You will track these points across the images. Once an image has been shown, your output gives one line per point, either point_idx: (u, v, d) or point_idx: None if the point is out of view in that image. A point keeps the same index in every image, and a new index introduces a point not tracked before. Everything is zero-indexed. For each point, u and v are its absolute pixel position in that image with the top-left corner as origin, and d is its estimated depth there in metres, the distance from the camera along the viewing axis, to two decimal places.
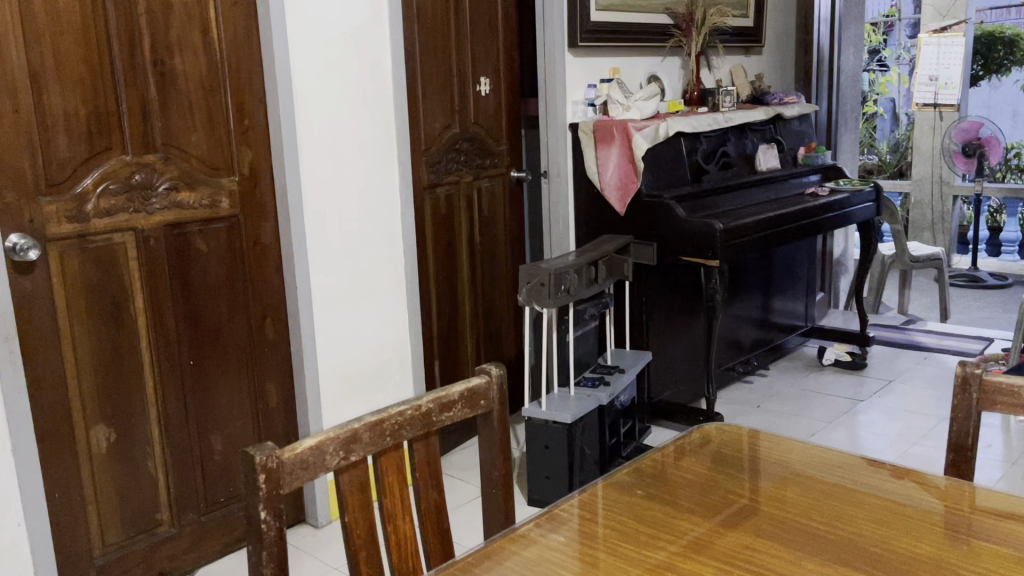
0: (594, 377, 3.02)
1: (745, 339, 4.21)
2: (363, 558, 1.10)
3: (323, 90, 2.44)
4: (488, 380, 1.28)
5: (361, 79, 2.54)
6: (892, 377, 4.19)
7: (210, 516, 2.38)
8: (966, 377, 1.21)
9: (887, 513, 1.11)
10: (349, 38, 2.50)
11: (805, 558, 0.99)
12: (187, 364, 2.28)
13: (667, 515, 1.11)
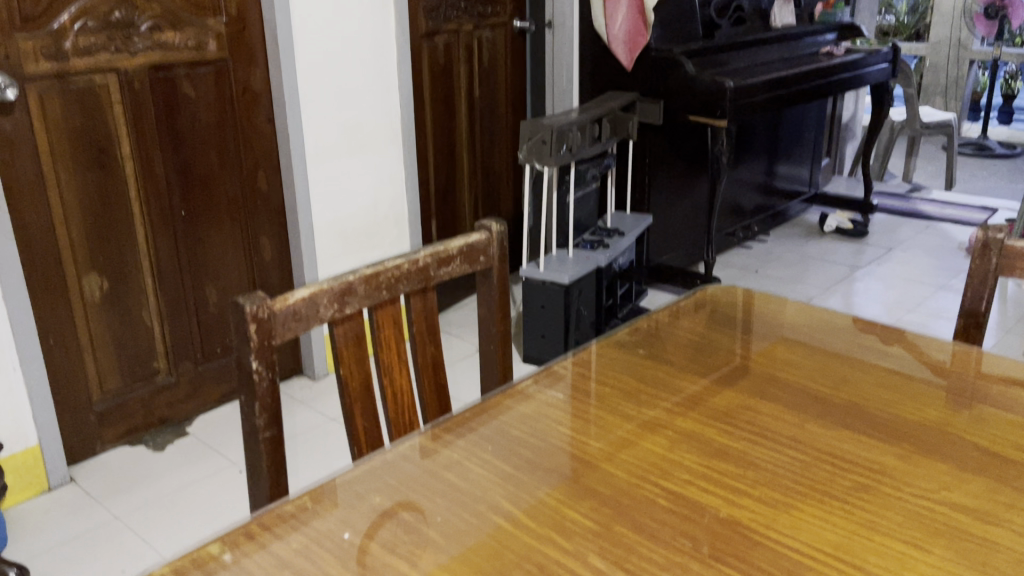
0: (593, 239, 2.98)
1: (747, 204, 4.14)
2: (359, 411, 1.09)
3: None
4: (489, 236, 1.23)
5: None
6: (892, 246, 4.16)
7: (206, 367, 2.39)
8: (986, 243, 1.17)
9: (892, 378, 1.08)
10: None
11: (807, 419, 0.97)
12: (179, 214, 2.23)
13: (667, 374, 1.09)
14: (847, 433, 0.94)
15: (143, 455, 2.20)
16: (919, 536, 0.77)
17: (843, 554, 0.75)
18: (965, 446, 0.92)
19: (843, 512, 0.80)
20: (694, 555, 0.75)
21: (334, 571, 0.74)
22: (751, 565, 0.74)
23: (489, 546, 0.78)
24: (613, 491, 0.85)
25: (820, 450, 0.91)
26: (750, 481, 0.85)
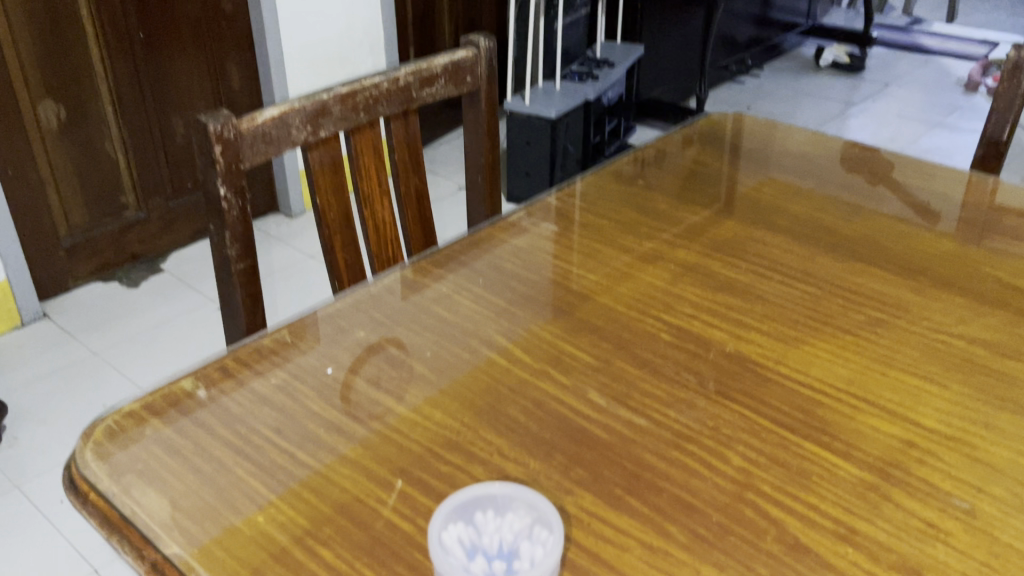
0: (582, 71, 2.83)
1: (741, 36, 3.95)
2: (338, 243, 1.01)
3: None
4: (476, 54, 1.12)
5: None
6: (888, 81, 4.00)
7: (178, 203, 2.30)
8: (1017, 64, 1.07)
9: (906, 209, 1.02)
10: None
11: (819, 253, 0.91)
12: (137, 37, 2.05)
13: (668, 205, 1.02)
14: (860, 266, 0.88)
15: (119, 292, 2.15)
16: (936, 371, 0.72)
17: (857, 390, 0.70)
18: (985, 278, 0.86)
19: (856, 347, 0.76)
20: (700, 391, 0.71)
21: (319, 407, 0.70)
22: (760, 402, 0.69)
23: (482, 382, 0.73)
24: (613, 326, 0.80)
25: (832, 283, 0.85)
26: (758, 316, 0.80)
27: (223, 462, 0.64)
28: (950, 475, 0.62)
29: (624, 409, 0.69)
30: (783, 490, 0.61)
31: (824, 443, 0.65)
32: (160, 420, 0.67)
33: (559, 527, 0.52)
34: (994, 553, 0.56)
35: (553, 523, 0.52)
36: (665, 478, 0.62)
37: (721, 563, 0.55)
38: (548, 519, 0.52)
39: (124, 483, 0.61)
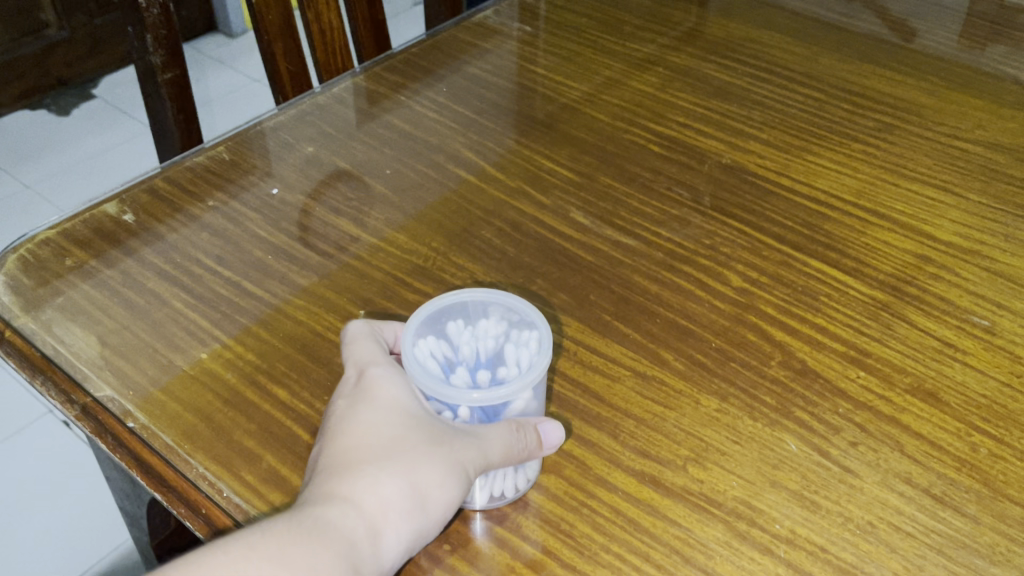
0: None
1: None
2: (280, 51, 0.89)
3: None
4: None
5: None
6: None
7: (104, 21, 2.11)
8: None
9: (914, 3, 0.91)
10: None
11: (822, 54, 0.81)
12: None
13: (651, 1, 0.90)
14: (867, 68, 0.79)
15: (48, 121, 1.99)
16: (951, 180, 0.66)
17: (867, 202, 0.64)
18: (1000, 78, 0.78)
19: (864, 155, 0.68)
20: (695, 207, 0.63)
21: (266, 234, 0.61)
22: (762, 218, 0.62)
23: (452, 203, 0.65)
24: (596, 138, 0.71)
25: (839, 85, 0.77)
26: (757, 124, 0.72)
27: (159, 296, 0.56)
28: (967, 291, 0.56)
29: (611, 228, 0.62)
30: (789, 313, 0.55)
31: (831, 261, 0.59)
32: (83, 250, 0.59)
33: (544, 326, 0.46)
34: (1015, 373, 0.51)
35: (535, 324, 0.46)
36: (659, 302, 0.56)
37: (724, 393, 0.50)
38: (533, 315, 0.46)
39: (44, 321, 0.54)
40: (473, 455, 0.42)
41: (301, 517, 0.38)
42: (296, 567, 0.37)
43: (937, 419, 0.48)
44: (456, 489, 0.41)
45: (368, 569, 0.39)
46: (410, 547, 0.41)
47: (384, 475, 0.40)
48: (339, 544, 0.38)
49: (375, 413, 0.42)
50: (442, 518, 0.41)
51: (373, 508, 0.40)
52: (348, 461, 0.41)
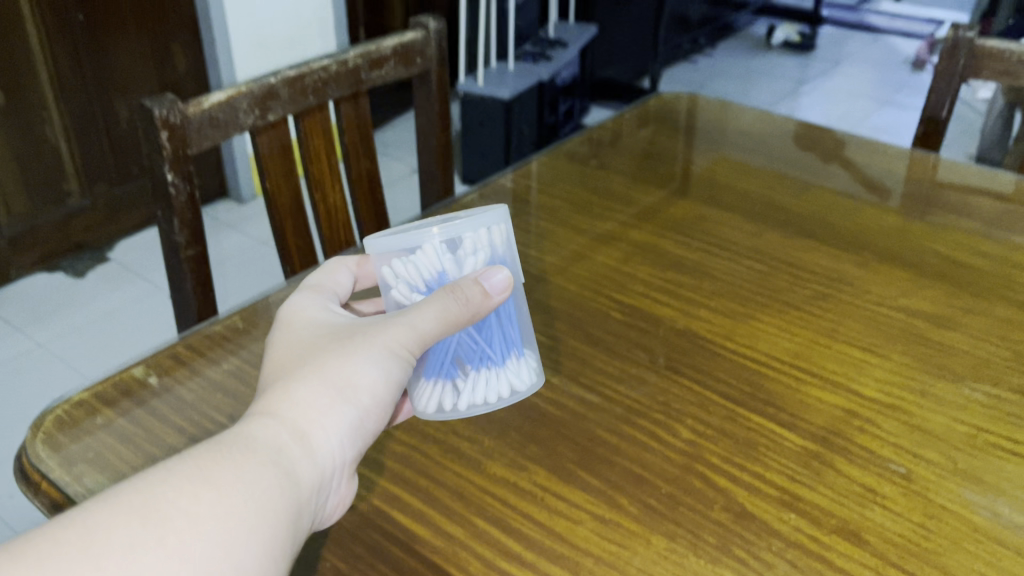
0: (534, 52, 2.85)
1: (694, 14, 3.84)
2: (290, 229, 1.01)
3: None
4: (425, 36, 1.12)
5: None
6: (838, 60, 4.03)
7: (123, 189, 2.28)
8: (955, 43, 1.07)
9: (853, 185, 1.03)
10: None
11: (766, 230, 0.93)
12: (79, 19, 2.02)
13: (618, 184, 1.03)
14: (807, 242, 0.90)
15: (63, 283, 2.11)
16: (877, 342, 0.75)
17: (803, 362, 0.72)
18: (923, 251, 0.88)
19: (801, 320, 0.78)
20: (651, 367, 0.72)
21: None
22: (710, 377, 0.71)
23: None
24: (566, 306, 0.81)
25: (781, 259, 0.87)
26: (709, 293, 0.82)
27: (178, 450, 0.63)
28: (889, 442, 0.64)
29: (578, 387, 0.70)
30: (731, 461, 0.62)
31: (769, 414, 0.67)
32: (112, 409, 0.67)
33: (507, 221, 0.60)
34: (928, 514, 0.58)
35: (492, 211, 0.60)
36: (618, 452, 0.63)
37: (672, 533, 0.57)
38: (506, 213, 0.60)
39: (76, 473, 0.61)
40: (392, 337, 0.54)
41: (221, 441, 0.46)
42: (222, 470, 0.44)
43: (859, 558, 0.55)
44: (376, 374, 0.53)
45: (303, 453, 0.49)
46: (339, 435, 0.51)
47: (299, 388, 0.51)
48: (266, 450, 0.47)
49: (289, 352, 0.54)
50: (367, 406, 0.53)
51: (297, 411, 0.50)
52: (264, 392, 0.51)
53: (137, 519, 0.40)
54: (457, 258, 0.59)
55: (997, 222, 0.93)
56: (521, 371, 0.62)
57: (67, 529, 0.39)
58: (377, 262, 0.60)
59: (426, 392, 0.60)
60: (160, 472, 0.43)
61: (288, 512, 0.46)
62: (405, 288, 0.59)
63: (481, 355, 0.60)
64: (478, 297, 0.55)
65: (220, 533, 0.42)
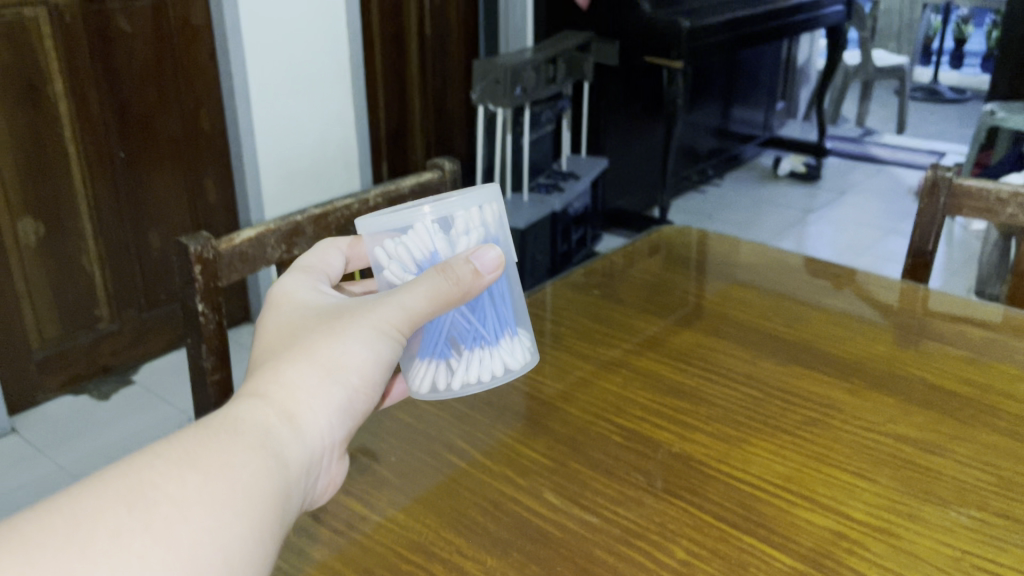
0: (548, 184, 2.99)
1: (701, 147, 4.01)
2: None
3: None
4: (441, 176, 1.21)
5: None
6: (843, 190, 4.16)
7: (152, 314, 2.37)
8: (935, 182, 1.15)
9: (845, 313, 1.08)
10: None
11: (761, 358, 0.97)
12: (119, 157, 2.19)
13: (619, 312, 1.09)
14: (799, 369, 0.94)
15: (88, 405, 2.17)
16: (866, 467, 0.77)
17: (793, 485, 0.75)
18: (911, 379, 0.91)
19: (793, 445, 0.81)
20: (649, 489, 0.75)
21: None
22: (704, 498, 0.74)
23: (448, 487, 0.77)
24: (568, 428, 0.85)
25: (775, 386, 0.91)
26: (705, 418, 0.86)
27: None
28: (876, 564, 0.66)
29: (579, 508, 0.73)
30: None
31: (760, 535, 0.69)
32: None
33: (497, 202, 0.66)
34: None
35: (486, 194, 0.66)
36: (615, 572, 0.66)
37: None
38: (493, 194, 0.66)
39: None
40: (382, 317, 0.57)
41: (204, 426, 0.46)
42: (208, 455, 0.44)
43: None
44: (365, 354, 0.56)
45: (294, 431, 0.50)
46: (328, 415, 0.53)
47: (287, 369, 0.53)
48: (254, 434, 0.47)
49: (276, 341, 0.56)
50: (358, 384, 0.55)
51: (285, 392, 0.51)
52: (252, 375, 0.52)
53: (121, 505, 0.39)
54: (450, 237, 0.64)
55: (984, 350, 0.97)
56: (510, 350, 0.70)
57: (49, 516, 0.37)
58: (370, 245, 0.65)
59: (424, 372, 0.68)
60: (143, 456, 0.42)
61: (278, 491, 0.46)
62: (398, 268, 0.65)
63: (474, 337, 0.68)
64: (469, 275, 0.60)
65: (209, 516, 0.41)
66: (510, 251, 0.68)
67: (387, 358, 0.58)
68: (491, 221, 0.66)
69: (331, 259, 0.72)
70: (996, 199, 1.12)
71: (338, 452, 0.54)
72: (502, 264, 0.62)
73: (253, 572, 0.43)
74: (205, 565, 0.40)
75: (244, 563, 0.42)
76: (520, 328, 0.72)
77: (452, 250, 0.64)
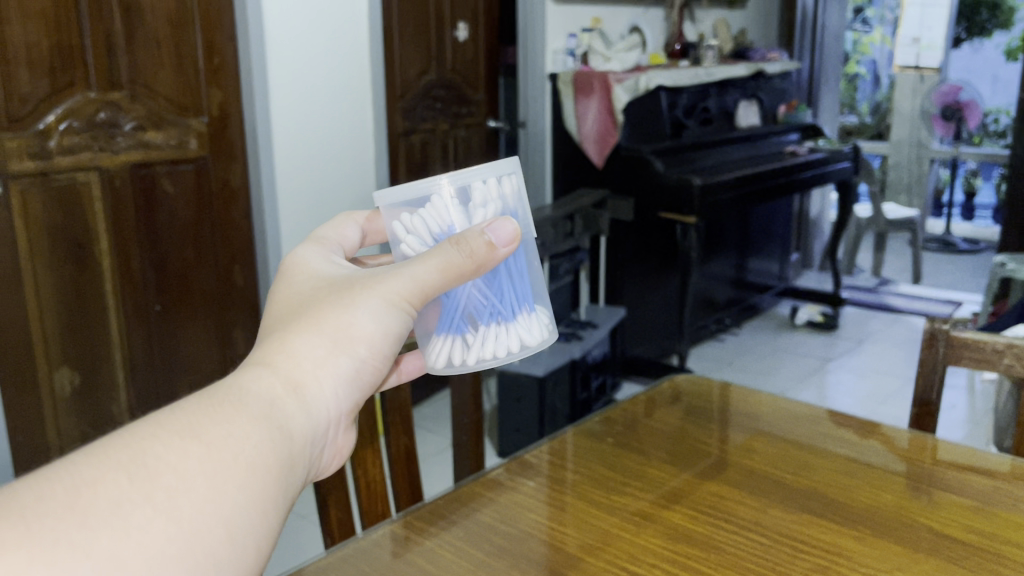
0: (567, 331, 3.05)
1: (718, 297, 4.07)
2: (332, 499, 1.13)
3: (303, 60, 2.51)
4: None
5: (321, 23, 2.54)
6: (862, 338, 4.17)
7: None
8: (934, 334, 1.21)
9: (854, 462, 1.09)
10: (333, 9, 2.58)
11: (770, 505, 0.98)
12: (155, 310, 2.30)
13: (635, 461, 1.11)
14: (807, 517, 0.95)
15: None
16: None
17: None
18: (919, 529, 0.92)
19: None
20: None
21: None
22: None
23: None
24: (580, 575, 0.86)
25: (783, 533, 0.92)
26: (715, 565, 0.86)
27: None
28: None
29: None
30: None
31: None
32: None
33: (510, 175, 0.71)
34: None
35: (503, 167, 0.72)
36: None
37: None
38: (506, 165, 0.72)
39: None
40: (391, 287, 0.58)
41: (208, 396, 0.47)
42: (211, 428, 0.45)
43: None
44: (375, 324, 0.56)
45: (298, 400, 0.51)
46: (335, 384, 0.54)
47: (295, 340, 0.53)
48: (257, 406, 0.48)
49: (285, 309, 0.57)
50: (365, 355, 0.55)
51: (291, 363, 0.52)
52: (261, 344, 0.53)
53: (123, 474, 0.41)
54: (467, 209, 0.69)
55: (990, 499, 0.98)
56: (525, 327, 0.76)
57: (49, 487, 0.39)
58: (388, 219, 0.70)
59: (442, 347, 0.74)
60: (146, 427, 0.43)
61: (280, 465, 0.47)
62: (415, 241, 0.70)
63: (491, 313, 0.73)
64: (484, 248, 0.62)
65: (209, 488, 0.42)
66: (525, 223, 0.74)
67: (398, 328, 0.58)
68: (504, 191, 0.71)
69: (347, 232, 0.75)
70: (993, 350, 1.17)
71: (346, 422, 0.55)
72: (517, 238, 0.66)
73: (254, 544, 0.45)
74: (204, 536, 0.42)
75: (244, 534, 0.44)
76: (536, 306, 0.78)
77: (470, 220, 0.69)
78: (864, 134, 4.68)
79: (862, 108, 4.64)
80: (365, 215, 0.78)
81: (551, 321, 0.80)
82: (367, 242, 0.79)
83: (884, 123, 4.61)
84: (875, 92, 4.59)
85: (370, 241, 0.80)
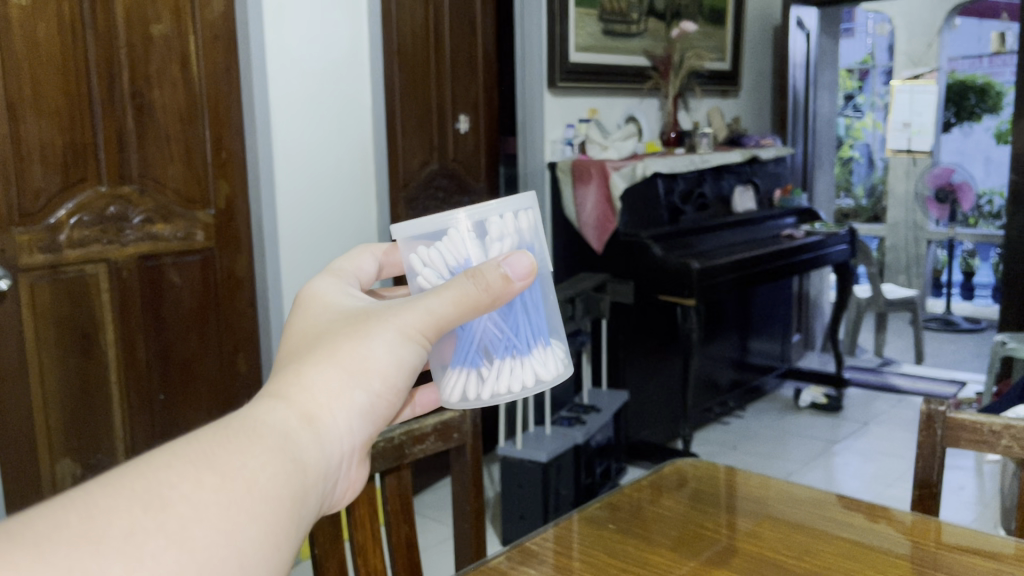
0: (570, 416, 3.05)
1: (722, 380, 4.08)
2: None
3: (315, 156, 2.61)
4: (462, 414, 1.32)
5: (327, 120, 2.63)
6: (867, 420, 4.13)
7: None
8: (930, 415, 1.22)
9: (858, 544, 1.09)
10: (342, 105, 2.68)
11: None
12: (158, 398, 2.31)
13: (638, 549, 1.10)
14: None
15: None
16: None
17: None
18: None
19: None
20: None
21: None
22: None
23: None
24: None
25: None
26: None
27: None
28: None
29: None
30: None
31: None
32: None
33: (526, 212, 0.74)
34: None
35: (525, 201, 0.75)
36: None
37: None
38: (523, 201, 0.74)
39: None
40: (407, 320, 0.60)
41: (225, 427, 0.48)
42: (226, 459, 0.46)
43: None
44: (390, 356, 0.59)
45: (310, 433, 0.52)
46: (347, 417, 0.56)
47: (308, 373, 0.55)
48: (273, 438, 0.50)
49: (301, 341, 0.59)
50: (379, 390, 0.58)
51: (306, 395, 0.54)
52: (276, 377, 0.55)
53: (137, 504, 0.41)
54: (484, 242, 0.72)
55: None
56: (543, 361, 0.78)
57: (65, 516, 0.40)
58: (407, 252, 0.73)
59: (456, 380, 0.76)
60: (163, 456, 0.44)
61: (294, 497, 0.48)
62: (431, 274, 0.72)
63: (507, 346, 0.76)
64: (499, 281, 0.64)
65: (225, 518, 0.44)
66: (542, 258, 0.77)
67: (411, 360, 0.61)
68: (521, 225, 0.74)
69: (364, 264, 0.78)
70: (990, 431, 1.18)
71: (358, 456, 0.57)
72: (532, 270, 0.67)
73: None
74: (216, 565, 0.43)
75: (255, 564, 0.45)
76: (553, 340, 0.81)
77: (488, 253, 0.72)
78: (861, 216, 4.99)
79: (857, 191, 4.96)
80: (383, 248, 0.81)
81: (567, 354, 0.83)
82: (384, 274, 0.83)
83: (879, 206, 4.94)
84: (869, 175, 4.88)
85: (387, 272, 0.83)
